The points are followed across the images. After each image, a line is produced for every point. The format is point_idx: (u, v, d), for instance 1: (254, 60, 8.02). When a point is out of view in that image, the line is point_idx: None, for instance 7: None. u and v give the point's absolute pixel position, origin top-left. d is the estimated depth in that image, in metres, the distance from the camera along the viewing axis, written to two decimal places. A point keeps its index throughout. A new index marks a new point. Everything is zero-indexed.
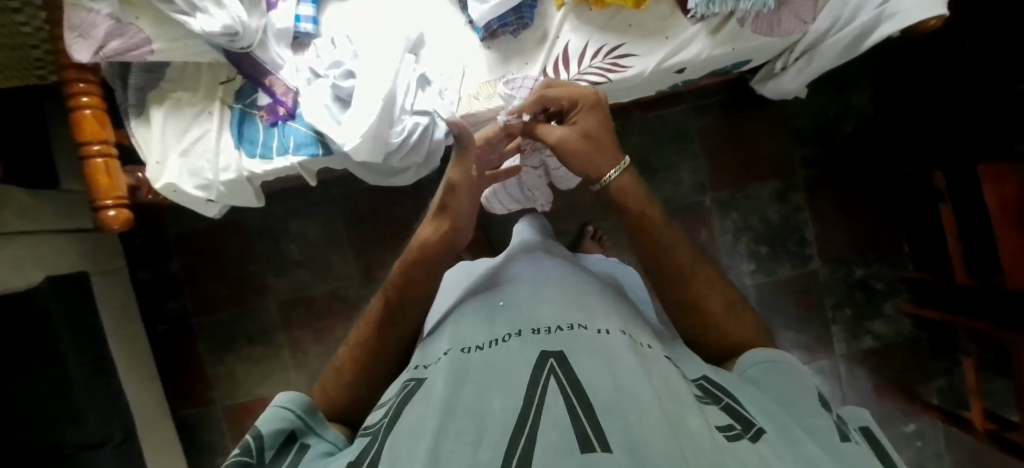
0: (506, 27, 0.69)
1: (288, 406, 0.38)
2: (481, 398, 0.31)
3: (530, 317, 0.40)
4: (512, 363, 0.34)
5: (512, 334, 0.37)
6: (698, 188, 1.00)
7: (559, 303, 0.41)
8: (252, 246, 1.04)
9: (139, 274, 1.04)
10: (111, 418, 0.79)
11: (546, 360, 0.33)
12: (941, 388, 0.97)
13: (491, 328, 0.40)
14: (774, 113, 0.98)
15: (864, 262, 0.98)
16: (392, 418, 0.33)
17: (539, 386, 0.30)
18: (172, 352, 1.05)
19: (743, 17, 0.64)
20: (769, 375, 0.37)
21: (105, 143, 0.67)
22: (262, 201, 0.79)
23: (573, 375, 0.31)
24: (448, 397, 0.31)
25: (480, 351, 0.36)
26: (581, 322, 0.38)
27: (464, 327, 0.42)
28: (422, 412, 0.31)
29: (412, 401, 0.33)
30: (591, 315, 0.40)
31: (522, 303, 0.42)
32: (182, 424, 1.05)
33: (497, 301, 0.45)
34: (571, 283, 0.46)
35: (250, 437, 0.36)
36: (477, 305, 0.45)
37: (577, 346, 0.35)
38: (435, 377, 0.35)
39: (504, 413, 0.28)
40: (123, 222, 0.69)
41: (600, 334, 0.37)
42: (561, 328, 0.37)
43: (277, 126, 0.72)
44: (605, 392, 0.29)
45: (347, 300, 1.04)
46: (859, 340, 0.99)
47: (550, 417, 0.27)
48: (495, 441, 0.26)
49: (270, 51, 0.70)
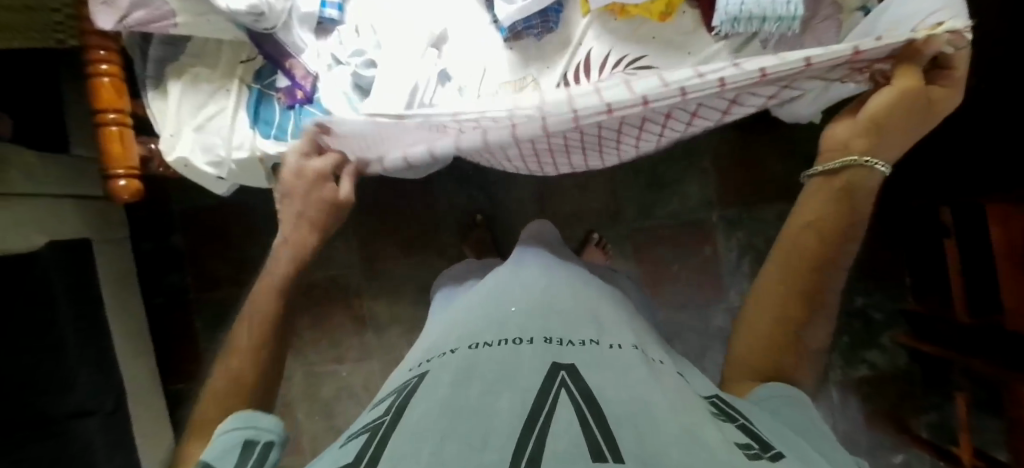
0: (530, 29, 0.69)
1: (238, 422, 0.43)
2: (487, 400, 0.30)
3: (542, 325, 0.40)
4: (521, 367, 0.34)
5: (523, 341, 0.38)
6: (705, 204, 1.01)
7: (573, 317, 0.42)
8: (256, 226, 1.04)
9: (142, 245, 1.04)
10: (102, 386, 0.79)
11: (557, 371, 0.33)
12: (930, 422, 0.97)
13: (501, 332, 0.40)
14: (789, 136, 0.98)
15: (864, 290, 0.99)
16: (396, 415, 0.33)
17: (549, 396, 0.30)
18: (168, 326, 1.05)
19: (767, 39, 0.64)
20: (779, 404, 0.39)
21: (121, 113, 0.67)
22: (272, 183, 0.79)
23: (584, 387, 0.31)
24: (453, 399, 0.31)
25: (488, 353, 0.37)
26: (593, 338, 0.39)
27: (472, 328, 0.42)
28: (424, 411, 0.31)
29: (415, 401, 0.33)
30: (601, 330, 0.40)
31: (533, 309, 0.43)
32: (172, 399, 1.05)
33: (508, 305, 0.45)
34: (581, 297, 0.47)
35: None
36: (488, 307, 0.46)
37: (589, 360, 0.35)
38: (443, 376, 0.35)
39: (511, 417, 0.28)
40: (132, 193, 0.68)
41: (612, 348, 0.37)
42: (572, 342, 0.37)
43: (294, 109, 0.71)
44: (617, 405, 0.29)
45: (347, 287, 1.05)
46: (853, 368, 1.00)
47: (559, 425, 0.27)
48: (501, 442, 0.26)
49: (293, 34, 0.70)
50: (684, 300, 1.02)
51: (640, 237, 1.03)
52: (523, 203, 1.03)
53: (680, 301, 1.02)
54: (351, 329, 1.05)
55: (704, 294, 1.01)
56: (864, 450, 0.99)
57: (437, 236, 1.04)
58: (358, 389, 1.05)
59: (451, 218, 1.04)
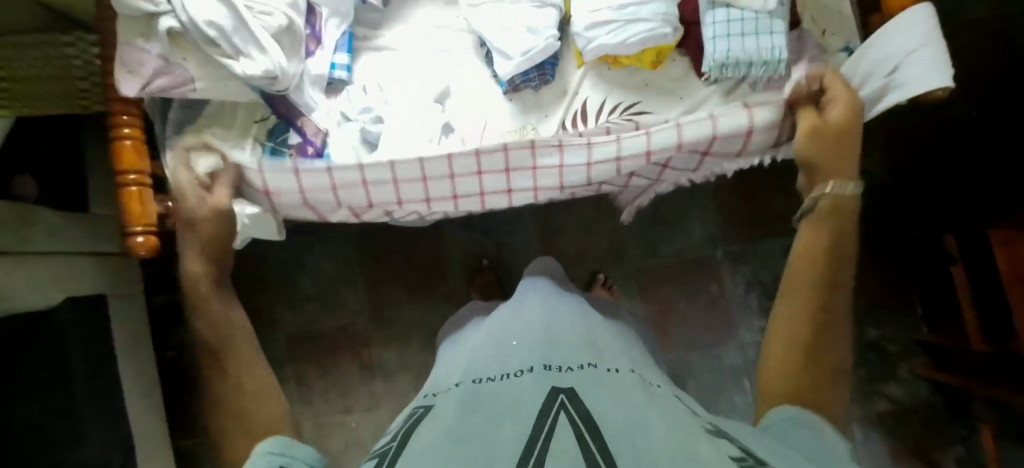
0: (528, 82, 0.73)
1: (277, 448, 0.45)
2: (489, 424, 0.30)
3: (542, 354, 0.40)
4: (522, 393, 0.33)
5: (524, 369, 0.37)
6: (709, 240, 1.02)
7: (572, 344, 0.42)
8: (265, 277, 1.05)
9: (155, 299, 1.06)
10: (109, 443, 0.78)
11: (557, 394, 0.32)
12: (958, 457, 0.93)
13: (504, 363, 0.40)
14: (784, 172, 1.01)
15: (876, 321, 0.98)
16: (401, 442, 0.32)
17: (548, 417, 0.29)
18: (176, 379, 1.05)
19: (755, 82, 0.68)
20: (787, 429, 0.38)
21: (141, 172, 0.69)
22: (281, 234, 0.84)
23: (583, 407, 0.30)
24: (455, 426, 0.30)
25: (491, 384, 0.36)
26: (592, 361, 0.39)
27: (478, 363, 0.42)
28: (429, 439, 0.30)
29: (420, 429, 0.33)
30: (600, 356, 0.40)
31: (535, 343, 0.42)
32: (178, 454, 1.04)
33: (510, 340, 0.44)
34: (584, 326, 0.48)
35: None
36: (493, 341, 0.46)
37: (589, 383, 0.34)
38: (446, 407, 0.35)
39: (511, 438, 0.27)
40: (150, 248, 0.71)
41: (611, 372, 0.37)
42: (572, 366, 0.37)
43: None
44: (615, 423, 0.28)
45: (355, 335, 1.05)
46: (873, 402, 0.97)
47: (558, 443, 0.26)
48: (499, 460, 0.25)
49: (305, 95, 0.73)
50: (692, 337, 1.01)
51: (646, 275, 1.03)
52: (529, 245, 1.05)
53: (688, 339, 1.01)
54: (358, 376, 1.04)
55: (714, 329, 1.01)
56: None
57: (444, 280, 1.05)
58: (364, 441, 1.03)
59: (457, 263, 1.05)
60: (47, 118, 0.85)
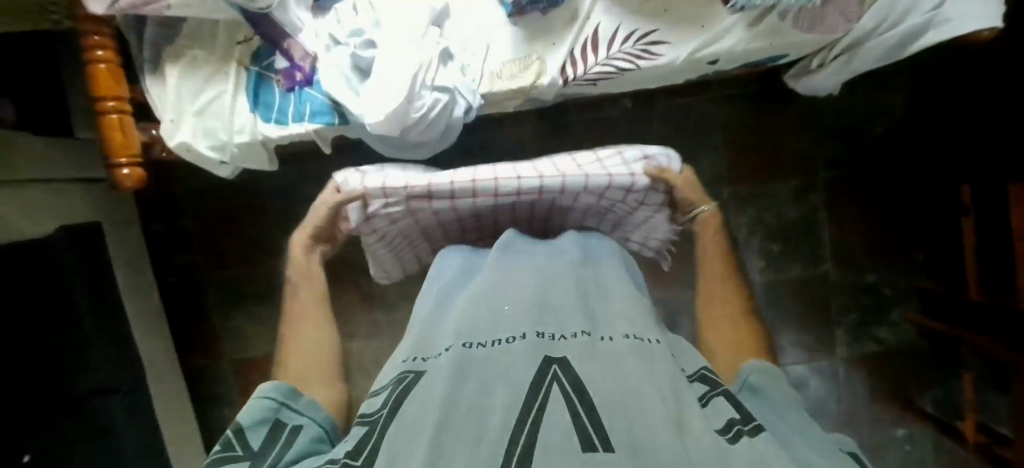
0: (534, 4, 0.67)
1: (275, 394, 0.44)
2: (481, 394, 0.29)
3: (535, 316, 0.36)
4: (512, 362, 0.31)
5: (517, 336, 0.34)
6: (717, 180, 0.99)
7: (570, 305, 0.37)
8: (263, 206, 1.04)
9: (152, 226, 1.05)
10: (121, 366, 0.82)
11: (549, 364, 0.31)
12: (936, 398, 0.97)
13: (496, 323, 0.36)
14: (802, 111, 0.97)
15: (876, 267, 0.99)
16: (391, 411, 0.32)
17: (542, 389, 0.29)
18: (180, 304, 1.07)
19: (785, 11, 0.60)
20: (765, 379, 0.41)
21: (120, 99, 0.65)
22: (273, 164, 0.81)
23: (576, 376, 0.30)
24: (447, 392, 0.29)
25: (483, 350, 0.33)
26: (587, 328, 0.35)
27: (465, 317, 0.37)
28: (421, 405, 0.30)
29: (408, 397, 0.31)
30: (597, 318, 0.37)
31: (527, 300, 0.38)
32: (190, 373, 1.08)
33: (503, 303, 0.38)
34: (580, 272, 0.42)
35: (240, 414, 0.41)
36: (482, 292, 0.40)
37: (584, 353, 0.32)
38: (435, 370, 0.33)
39: (505, 410, 0.27)
40: (136, 181, 0.69)
41: (605, 338, 0.35)
42: (567, 335, 0.34)
43: (293, 92, 0.71)
44: (607, 393, 0.29)
45: (356, 265, 1.06)
46: (861, 344, 1.00)
47: (551, 416, 0.27)
48: (494, 437, 0.25)
49: (291, 14, 0.68)
50: None
51: None
52: None
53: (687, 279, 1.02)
54: (360, 305, 1.07)
55: None
56: (869, 425, 0.99)
57: None
58: (368, 366, 1.07)
59: None
60: (20, 35, 0.78)
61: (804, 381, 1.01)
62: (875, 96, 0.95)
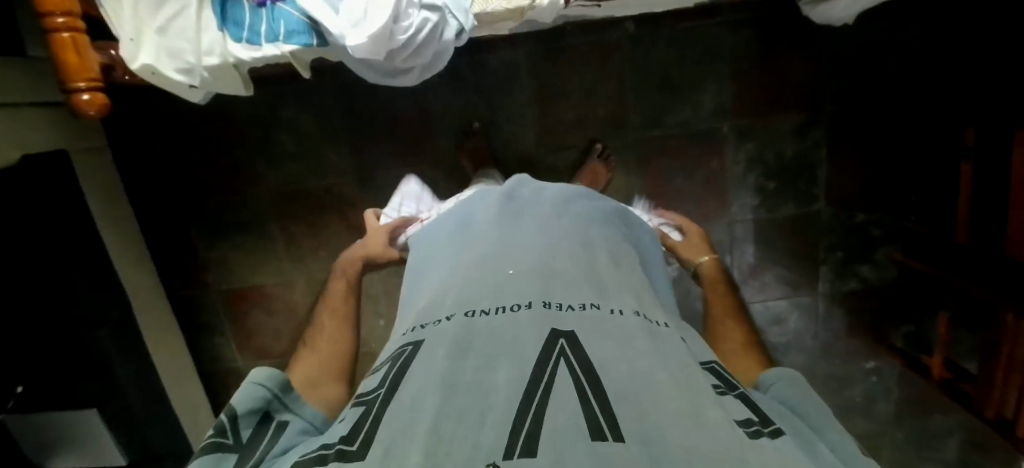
0: None
1: (268, 380, 0.38)
2: (484, 371, 0.28)
3: (540, 286, 0.35)
4: (517, 336, 0.30)
5: (521, 305, 0.33)
6: (717, 113, 0.95)
7: (575, 276, 0.37)
8: (240, 133, 0.98)
9: (123, 154, 0.99)
10: (108, 300, 0.81)
11: (556, 338, 0.30)
12: (907, 333, 1.03)
13: (500, 291, 0.35)
14: (814, 39, 0.91)
15: (868, 208, 0.98)
16: (391, 388, 0.29)
17: (548, 368, 0.27)
18: (162, 235, 1.05)
19: None
20: (791, 390, 0.37)
21: (71, 15, 0.58)
22: (248, 90, 0.75)
23: (585, 358, 0.28)
24: (450, 372, 0.28)
25: (487, 321, 0.32)
26: (594, 301, 0.34)
27: (468, 284, 0.37)
28: (422, 381, 0.28)
29: (410, 372, 0.30)
30: (602, 291, 0.36)
31: (533, 269, 0.37)
32: (180, 303, 1.09)
33: (506, 266, 0.38)
34: (584, 245, 0.42)
35: (233, 400, 0.35)
36: (485, 260, 0.39)
37: (592, 328, 0.31)
38: (437, 341, 0.31)
39: (510, 391, 0.26)
40: (98, 107, 0.63)
41: (614, 314, 0.33)
42: (573, 306, 0.33)
43: (265, 7, 0.64)
44: (618, 378, 0.27)
45: (342, 197, 1.02)
46: (843, 281, 1.02)
47: (558, 399, 0.25)
48: (499, 418, 0.24)
49: None
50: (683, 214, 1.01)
51: (646, 149, 0.98)
52: (524, 109, 0.97)
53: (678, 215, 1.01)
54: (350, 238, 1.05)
55: (707, 209, 1.00)
56: (839, 355, 1.05)
57: (433, 144, 0.99)
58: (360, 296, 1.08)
59: (447, 125, 0.98)
60: None
61: (784, 315, 1.05)
62: (894, 24, 0.88)
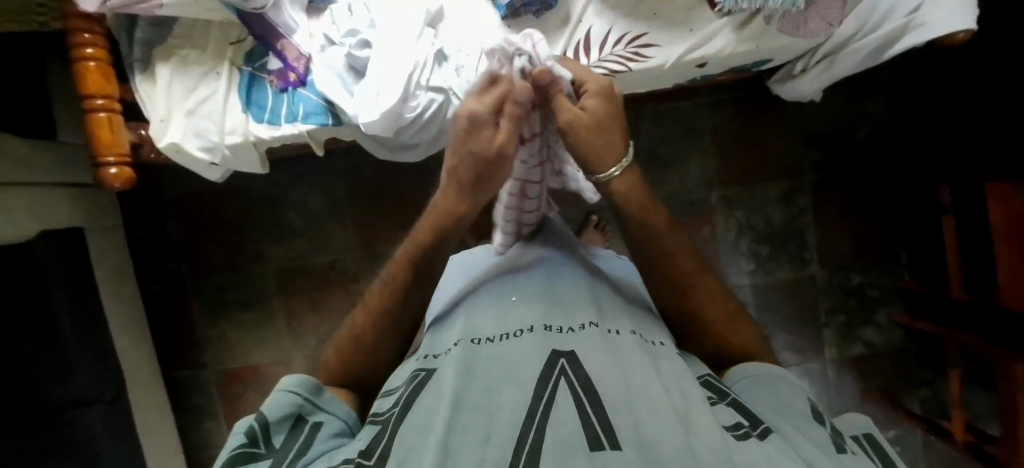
0: (529, 6, 0.66)
1: (300, 388, 0.38)
2: (490, 392, 0.28)
3: (541, 311, 0.36)
4: (520, 358, 0.31)
5: (524, 329, 0.34)
6: (705, 184, 1.01)
7: (575, 300, 0.38)
8: (250, 212, 1.03)
9: (137, 232, 1.02)
10: (101, 376, 0.79)
11: (556, 358, 0.30)
12: (923, 397, 1.00)
13: (505, 319, 0.36)
14: (786, 114, 0.99)
15: (861, 269, 1.01)
16: (403, 407, 0.30)
17: (551, 382, 0.28)
18: (164, 313, 1.05)
19: (771, 15, 0.64)
20: (760, 382, 0.37)
21: (109, 98, 0.64)
22: (265, 168, 0.80)
23: (584, 374, 0.29)
24: (458, 391, 0.28)
25: (491, 345, 0.33)
26: (594, 321, 0.35)
27: (475, 316, 0.37)
28: (432, 403, 0.28)
29: (420, 395, 0.30)
30: (601, 312, 0.37)
31: (535, 297, 0.38)
32: (173, 385, 1.05)
33: (510, 295, 0.39)
34: (585, 274, 0.43)
35: (263, 406, 0.36)
36: (490, 294, 0.41)
37: (591, 347, 0.32)
38: (446, 367, 0.32)
39: (515, 407, 0.26)
40: (124, 181, 0.67)
41: (611, 334, 0.34)
42: (573, 328, 0.34)
43: (287, 92, 0.71)
44: (616, 391, 0.27)
45: (345, 272, 1.04)
46: (849, 344, 1.01)
47: (559, 413, 0.26)
48: (505, 431, 0.25)
49: (284, 13, 0.69)
50: None
51: None
52: None
53: None
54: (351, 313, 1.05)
55: None
56: None
57: None
58: None
59: None
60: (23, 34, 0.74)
61: None
62: (857, 100, 0.97)
